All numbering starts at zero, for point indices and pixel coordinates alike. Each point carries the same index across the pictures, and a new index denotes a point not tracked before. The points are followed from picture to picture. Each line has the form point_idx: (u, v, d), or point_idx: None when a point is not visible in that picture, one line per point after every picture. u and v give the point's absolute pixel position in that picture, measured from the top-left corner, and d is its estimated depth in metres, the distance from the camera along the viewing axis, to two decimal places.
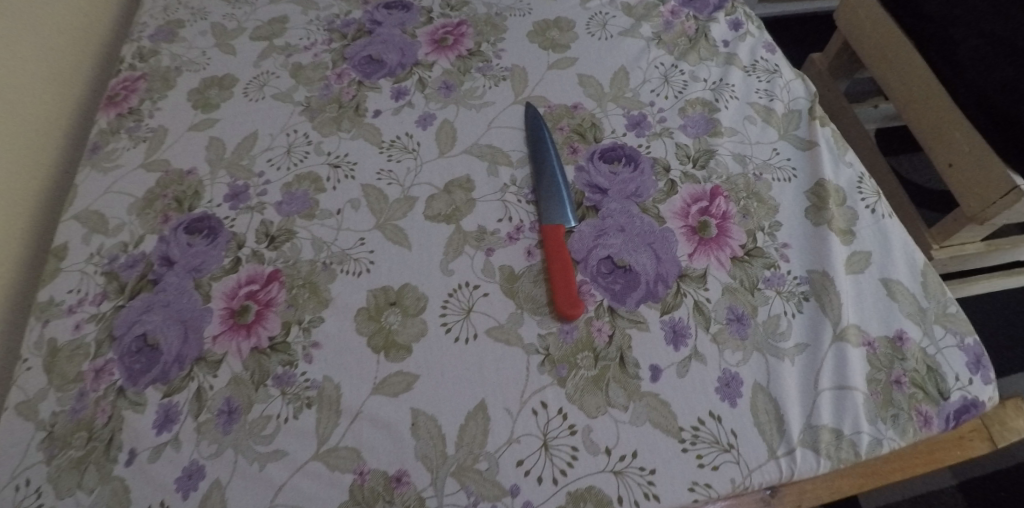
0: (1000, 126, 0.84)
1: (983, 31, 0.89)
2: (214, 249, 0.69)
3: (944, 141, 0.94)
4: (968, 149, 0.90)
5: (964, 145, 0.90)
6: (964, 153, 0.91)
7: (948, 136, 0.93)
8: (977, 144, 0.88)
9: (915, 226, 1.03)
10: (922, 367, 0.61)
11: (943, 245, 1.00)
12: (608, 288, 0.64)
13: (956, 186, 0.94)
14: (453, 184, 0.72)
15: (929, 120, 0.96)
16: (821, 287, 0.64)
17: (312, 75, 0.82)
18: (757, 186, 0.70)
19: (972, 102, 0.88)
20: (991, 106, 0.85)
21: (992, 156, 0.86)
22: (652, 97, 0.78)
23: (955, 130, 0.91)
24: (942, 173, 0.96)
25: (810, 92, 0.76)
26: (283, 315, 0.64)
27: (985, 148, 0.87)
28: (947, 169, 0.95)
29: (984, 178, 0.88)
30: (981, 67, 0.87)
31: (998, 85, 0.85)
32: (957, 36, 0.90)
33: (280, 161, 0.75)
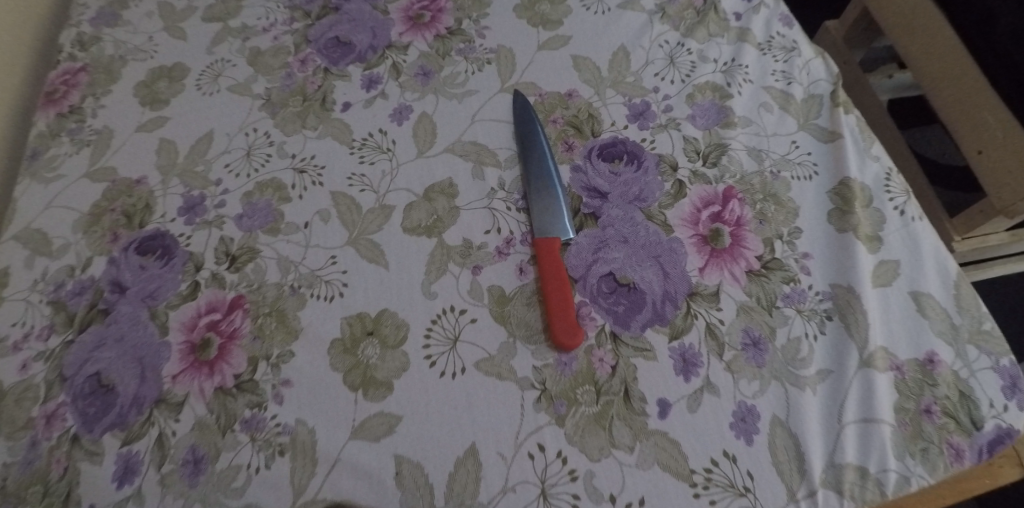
0: None
1: None
2: (169, 272, 0.61)
3: (973, 125, 0.86)
4: (1001, 137, 0.82)
5: (997, 130, 0.82)
6: (994, 138, 0.83)
7: (978, 119, 0.85)
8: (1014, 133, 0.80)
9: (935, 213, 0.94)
10: (953, 394, 0.55)
11: (965, 237, 0.91)
12: (610, 310, 0.58)
13: (984, 175, 0.86)
14: (433, 190, 0.65)
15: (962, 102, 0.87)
16: (845, 304, 0.58)
17: (272, 61, 0.73)
18: (775, 187, 0.63)
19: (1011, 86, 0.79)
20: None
21: None
22: (656, 82, 0.69)
23: (987, 113, 0.83)
24: (971, 161, 0.88)
25: (832, 74, 0.67)
26: (249, 349, 0.58)
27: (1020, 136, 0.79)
28: (975, 156, 0.87)
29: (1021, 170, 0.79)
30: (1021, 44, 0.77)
31: None
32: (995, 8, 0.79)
33: (239, 167, 0.66)
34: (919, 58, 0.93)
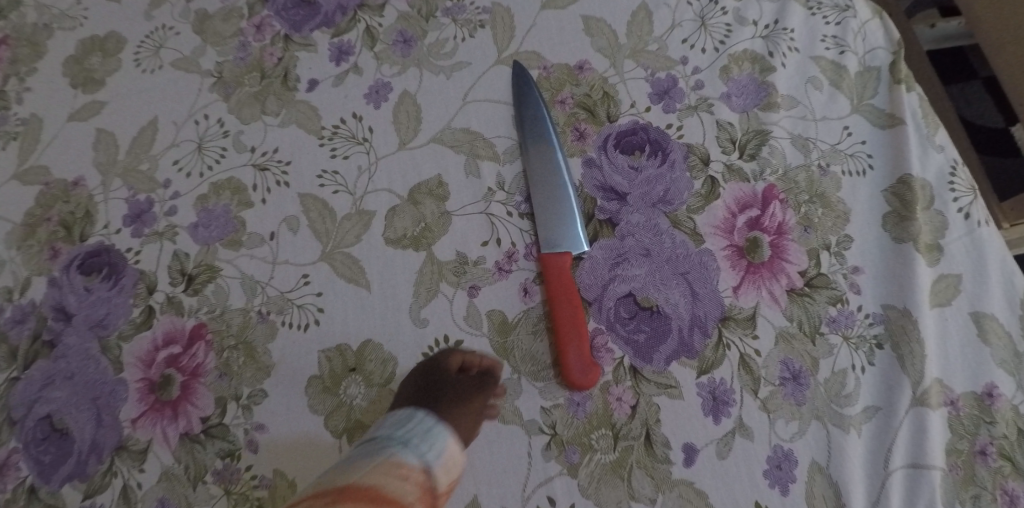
0: None
1: None
2: (120, 296, 0.53)
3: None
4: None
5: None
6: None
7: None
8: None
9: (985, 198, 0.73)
10: (1012, 432, 0.49)
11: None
12: (629, 340, 0.50)
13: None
14: (420, 191, 0.55)
15: None
16: (898, 329, 0.50)
17: (222, 27, 0.61)
18: (823, 184, 0.54)
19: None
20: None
21: None
22: (683, 51, 0.58)
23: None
24: None
25: (893, 40, 0.56)
26: (215, 388, 0.50)
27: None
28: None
29: None
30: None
31: None
32: None
33: (191, 164, 0.57)
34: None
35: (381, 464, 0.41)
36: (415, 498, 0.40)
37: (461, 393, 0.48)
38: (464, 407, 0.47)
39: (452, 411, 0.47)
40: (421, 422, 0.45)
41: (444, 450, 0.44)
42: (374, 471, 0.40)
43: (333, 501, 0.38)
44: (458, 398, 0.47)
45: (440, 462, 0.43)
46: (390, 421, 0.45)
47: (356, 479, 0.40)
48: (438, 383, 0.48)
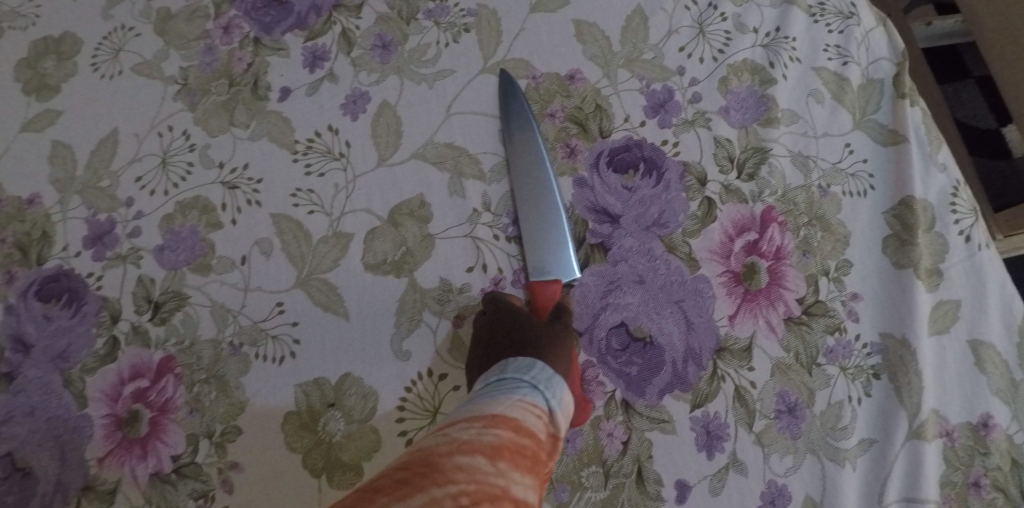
0: None
1: None
2: (82, 325, 0.50)
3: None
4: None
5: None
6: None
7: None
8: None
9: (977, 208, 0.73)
10: (1006, 463, 0.48)
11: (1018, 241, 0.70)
12: (622, 373, 0.48)
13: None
14: (400, 211, 0.52)
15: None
16: (897, 360, 0.49)
17: (187, 29, 0.56)
18: (823, 206, 0.52)
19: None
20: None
21: None
22: (680, 61, 0.54)
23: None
24: None
25: (898, 50, 0.54)
26: (186, 425, 0.48)
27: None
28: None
29: None
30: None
31: None
32: None
33: (155, 181, 0.53)
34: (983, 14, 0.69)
35: (519, 403, 0.38)
36: (546, 440, 0.38)
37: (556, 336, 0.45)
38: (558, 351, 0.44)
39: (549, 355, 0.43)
40: (542, 370, 0.41)
41: (566, 399, 0.40)
42: (517, 405, 0.37)
43: (487, 425, 0.35)
44: (552, 343, 0.44)
45: (562, 410, 0.40)
46: (511, 364, 0.41)
47: (503, 411, 0.37)
48: (527, 327, 0.45)
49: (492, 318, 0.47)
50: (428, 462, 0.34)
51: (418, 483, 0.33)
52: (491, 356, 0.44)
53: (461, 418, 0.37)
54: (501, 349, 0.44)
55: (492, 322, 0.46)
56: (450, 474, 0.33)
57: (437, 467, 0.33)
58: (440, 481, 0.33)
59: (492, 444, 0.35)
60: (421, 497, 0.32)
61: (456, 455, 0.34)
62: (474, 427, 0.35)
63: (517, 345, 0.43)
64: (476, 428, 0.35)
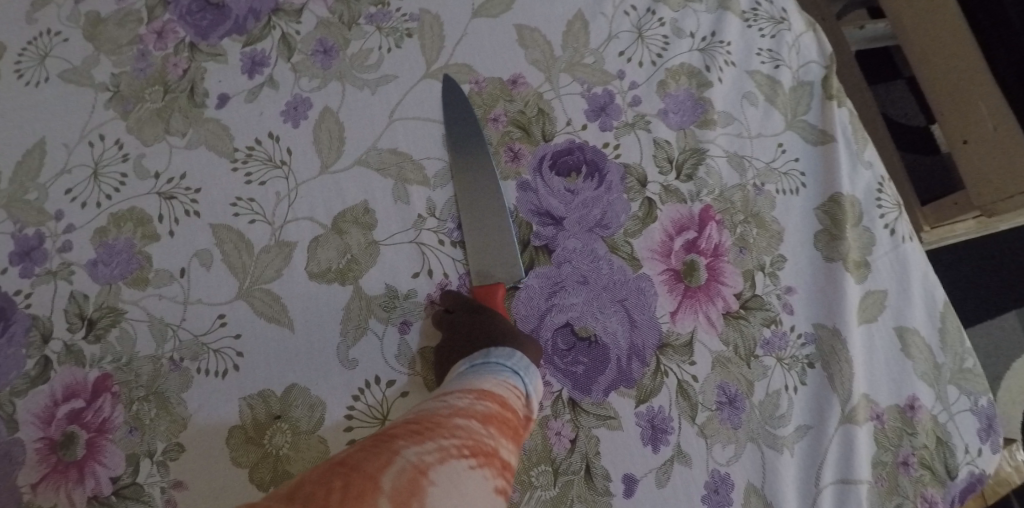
0: None
1: None
2: (9, 347, 0.48)
3: (959, 108, 0.70)
4: (992, 128, 0.67)
5: (988, 117, 0.67)
6: (985, 130, 0.68)
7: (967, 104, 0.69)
8: (1008, 126, 0.65)
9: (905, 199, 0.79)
10: (931, 442, 0.51)
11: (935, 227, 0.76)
12: (568, 372, 0.49)
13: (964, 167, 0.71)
14: (345, 218, 0.52)
15: (947, 84, 0.71)
16: (829, 349, 0.51)
17: (118, 33, 0.54)
18: (758, 203, 0.53)
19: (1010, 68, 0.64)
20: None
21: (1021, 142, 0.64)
22: (620, 65, 0.56)
23: (979, 101, 0.68)
24: (953, 151, 0.72)
25: (825, 54, 0.56)
26: (126, 445, 0.46)
27: (1015, 132, 0.65)
28: (959, 146, 0.71)
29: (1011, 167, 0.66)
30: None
31: None
32: None
33: (86, 193, 0.51)
34: (906, 19, 0.73)
35: (503, 383, 0.41)
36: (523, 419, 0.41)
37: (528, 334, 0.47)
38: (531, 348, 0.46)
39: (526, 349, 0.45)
40: (520, 359, 0.44)
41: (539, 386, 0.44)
42: (503, 384, 0.40)
43: (477, 397, 0.39)
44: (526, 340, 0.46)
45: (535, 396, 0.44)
46: (493, 351, 0.44)
47: (491, 388, 0.40)
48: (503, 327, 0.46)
49: (464, 316, 0.47)
50: (431, 420, 0.36)
51: (427, 434, 0.35)
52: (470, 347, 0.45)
53: (453, 390, 0.40)
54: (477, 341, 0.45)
55: (462, 318, 0.47)
56: (452, 429, 0.35)
57: (441, 423, 0.35)
58: (445, 433, 0.35)
59: (485, 412, 0.37)
60: (431, 443, 0.34)
61: (455, 416, 0.36)
62: (467, 397, 0.38)
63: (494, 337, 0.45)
64: (470, 398, 0.38)
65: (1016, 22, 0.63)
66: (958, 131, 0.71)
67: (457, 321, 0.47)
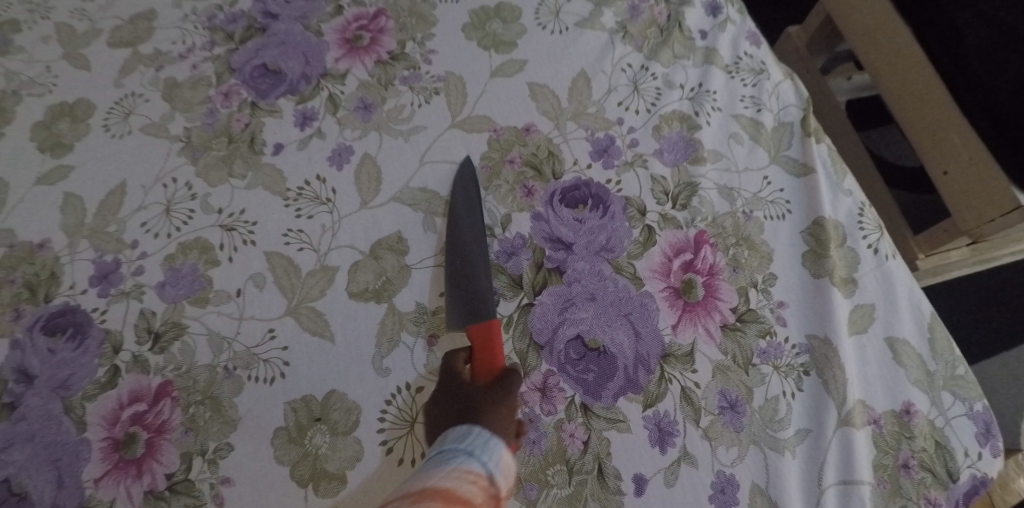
0: (1007, 138, 0.69)
1: (988, 15, 0.70)
2: (84, 356, 0.54)
3: (936, 143, 0.77)
4: (967, 158, 0.74)
5: (962, 150, 0.74)
6: (962, 159, 0.74)
7: (942, 139, 0.76)
8: (981, 157, 0.72)
9: (897, 232, 0.86)
10: (930, 445, 0.54)
11: (929, 254, 0.83)
12: (580, 379, 0.54)
13: (948, 197, 0.77)
14: (381, 246, 0.59)
15: (920, 120, 0.78)
16: (822, 357, 0.55)
17: (191, 95, 0.64)
18: (748, 228, 0.59)
19: (978, 108, 0.71)
20: (1000, 112, 0.69)
21: (992, 166, 0.71)
22: (619, 113, 0.64)
23: (952, 134, 0.74)
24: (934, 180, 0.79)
25: (802, 98, 0.64)
26: (181, 444, 0.52)
27: (986, 158, 0.71)
28: (941, 177, 0.78)
29: (984, 191, 0.72)
30: (990, 65, 0.70)
31: (1008, 87, 0.68)
32: (961, 24, 0.71)
33: (159, 226, 0.59)
34: (879, 67, 0.81)
35: (454, 471, 0.41)
36: (483, 502, 0.40)
37: (493, 395, 0.49)
38: (497, 411, 0.48)
39: (486, 416, 0.47)
40: (478, 436, 0.45)
41: (503, 461, 0.44)
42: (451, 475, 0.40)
43: (417, 497, 0.38)
44: (489, 404, 0.48)
45: (500, 473, 0.44)
46: (450, 436, 0.45)
47: (438, 482, 0.40)
48: (469, 395, 0.49)
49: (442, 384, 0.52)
50: None
51: None
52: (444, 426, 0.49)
53: (398, 495, 0.39)
54: (450, 418, 0.49)
55: (438, 391, 0.52)
56: None
57: None
58: None
59: None
60: None
61: None
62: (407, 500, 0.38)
63: (463, 410, 0.48)
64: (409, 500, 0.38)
65: (974, 62, 0.71)
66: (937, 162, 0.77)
67: (438, 391, 0.52)
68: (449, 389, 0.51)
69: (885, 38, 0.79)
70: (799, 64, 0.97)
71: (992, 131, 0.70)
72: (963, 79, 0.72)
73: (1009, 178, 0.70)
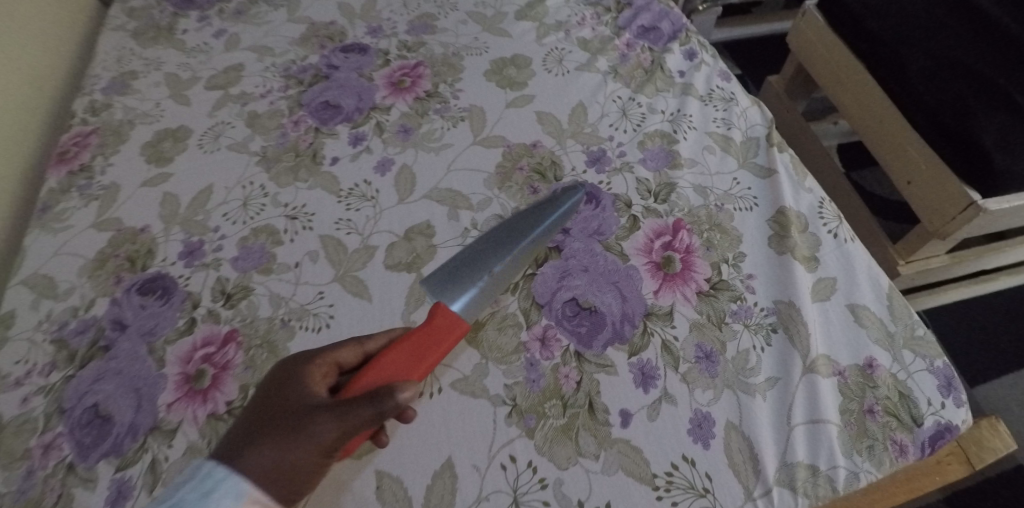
0: (951, 142, 0.79)
1: (929, 50, 0.85)
2: (169, 310, 0.66)
3: (899, 159, 0.88)
4: (924, 167, 0.84)
5: (920, 160, 0.84)
6: (920, 168, 0.85)
7: (903, 153, 0.87)
8: (935, 164, 0.82)
9: (879, 245, 0.95)
10: (893, 394, 0.61)
11: (909, 260, 0.91)
12: (574, 332, 0.63)
13: (917, 203, 0.87)
14: (413, 231, 0.71)
15: (884, 140, 0.90)
16: (788, 317, 0.64)
17: (269, 123, 0.81)
18: (720, 217, 0.70)
19: (924, 121, 0.82)
20: (942, 121, 0.80)
21: (944, 171, 0.81)
22: (611, 132, 0.77)
23: (909, 148, 0.86)
24: (903, 191, 0.89)
25: (767, 119, 0.77)
26: (241, 378, 0.62)
27: (938, 164, 0.82)
28: (907, 188, 0.88)
29: (942, 193, 0.82)
30: (930, 85, 0.82)
31: (948, 102, 0.80)
32: (905, 57, 0.85)
33: (236, 215, 0.73)
34: (847, 103, 0.96)
35: None
36: None
37: (307, 419, 0.50)
38: (294, 437, 0.50)
39: (278, 438, 0.50)
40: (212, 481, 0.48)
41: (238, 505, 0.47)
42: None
43: None
44: (291, 426, 0.50)
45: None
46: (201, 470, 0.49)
47: None
48: (290, 407, 0.51)
49: (299, 370, 0.54)
50: None
51: None
52: (249, 429, 0.52)
53: None
54: (261, 420, 0.52)
55: (291, 376, 0.54)
56: None
57: None
58: None
59: None
60: None
61: None
62: None
63: (269, 422, 0.51)
64: None
65: (916, 84, 0.83)
66: (903, 174, 0.88)
67: (291, 377, 0.54)
68: (285, 388, 0.53)
69: (848, 77, 0.94)
70: (783, 108, 1.12)
71: (940, 140, 0.81)
72: (910, 99, 0.84)
73: (959, 178, 0.79)
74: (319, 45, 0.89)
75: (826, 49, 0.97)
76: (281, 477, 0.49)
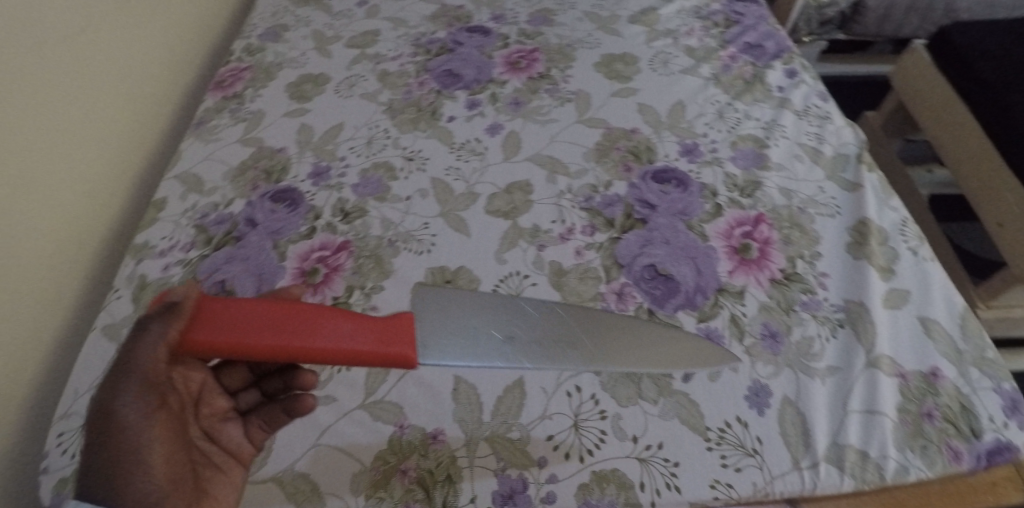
0: None
1: None
2: (294, 216, 0.75)
3: (992, 203, 0.91)
4: (1017, 213, 0.87)
5: (1014, 205, 0.87)
6: (1013, 213, 0.88)
7: (998, 197, 0.90)
8: None
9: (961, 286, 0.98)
10: (954, 404, 0.63)
11: (989, 304, 0.95)
12: (649, 292, 0.69)
13: (1005, 247, 0.89)
14: (514, 186, 0.78)
15: (980, 184, 0.94)
16: (856, 316, 0.67)
17: (397, 80, 0.91)
18: (801, 218, 0.74)
19: None
20: None
21: None
22: (706, 129, 0.83)
23: (1006, 193, 0.89)
24: (992, 233, 0.92)
25: (860, 141, 0.80)
26: (348, 280, 0.70)
27: None
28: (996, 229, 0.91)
29: None
30: None
31: None
32: (1016, 100, 0.88)
33: (360, 150, 0.82)
34: (947, 145, 1.00)
35: None
36: None
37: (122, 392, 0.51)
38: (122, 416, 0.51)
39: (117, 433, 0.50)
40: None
41: None
42: None
43: None
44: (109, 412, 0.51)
45: None
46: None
47: None
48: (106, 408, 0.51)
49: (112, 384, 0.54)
50: None
51: None
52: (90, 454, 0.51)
53: None
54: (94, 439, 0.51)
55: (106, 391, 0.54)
56: None
57: None
58: None
59: None
60: None
61: None
62: None
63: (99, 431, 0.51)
64: None
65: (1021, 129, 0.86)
66: (993, 215, 0.91)
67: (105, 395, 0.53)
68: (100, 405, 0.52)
69: (953, 121, 0.99)
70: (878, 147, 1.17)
71: None
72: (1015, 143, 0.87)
73: None
74: (448, 23, 0.99)
75: (936, 94, 1.02)
76: (139, 470, 0.50)
